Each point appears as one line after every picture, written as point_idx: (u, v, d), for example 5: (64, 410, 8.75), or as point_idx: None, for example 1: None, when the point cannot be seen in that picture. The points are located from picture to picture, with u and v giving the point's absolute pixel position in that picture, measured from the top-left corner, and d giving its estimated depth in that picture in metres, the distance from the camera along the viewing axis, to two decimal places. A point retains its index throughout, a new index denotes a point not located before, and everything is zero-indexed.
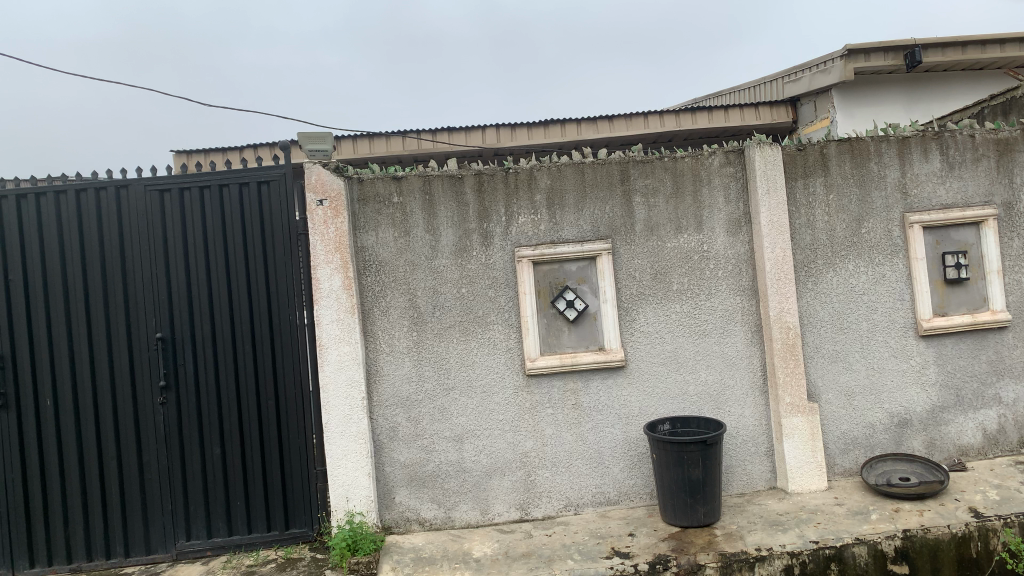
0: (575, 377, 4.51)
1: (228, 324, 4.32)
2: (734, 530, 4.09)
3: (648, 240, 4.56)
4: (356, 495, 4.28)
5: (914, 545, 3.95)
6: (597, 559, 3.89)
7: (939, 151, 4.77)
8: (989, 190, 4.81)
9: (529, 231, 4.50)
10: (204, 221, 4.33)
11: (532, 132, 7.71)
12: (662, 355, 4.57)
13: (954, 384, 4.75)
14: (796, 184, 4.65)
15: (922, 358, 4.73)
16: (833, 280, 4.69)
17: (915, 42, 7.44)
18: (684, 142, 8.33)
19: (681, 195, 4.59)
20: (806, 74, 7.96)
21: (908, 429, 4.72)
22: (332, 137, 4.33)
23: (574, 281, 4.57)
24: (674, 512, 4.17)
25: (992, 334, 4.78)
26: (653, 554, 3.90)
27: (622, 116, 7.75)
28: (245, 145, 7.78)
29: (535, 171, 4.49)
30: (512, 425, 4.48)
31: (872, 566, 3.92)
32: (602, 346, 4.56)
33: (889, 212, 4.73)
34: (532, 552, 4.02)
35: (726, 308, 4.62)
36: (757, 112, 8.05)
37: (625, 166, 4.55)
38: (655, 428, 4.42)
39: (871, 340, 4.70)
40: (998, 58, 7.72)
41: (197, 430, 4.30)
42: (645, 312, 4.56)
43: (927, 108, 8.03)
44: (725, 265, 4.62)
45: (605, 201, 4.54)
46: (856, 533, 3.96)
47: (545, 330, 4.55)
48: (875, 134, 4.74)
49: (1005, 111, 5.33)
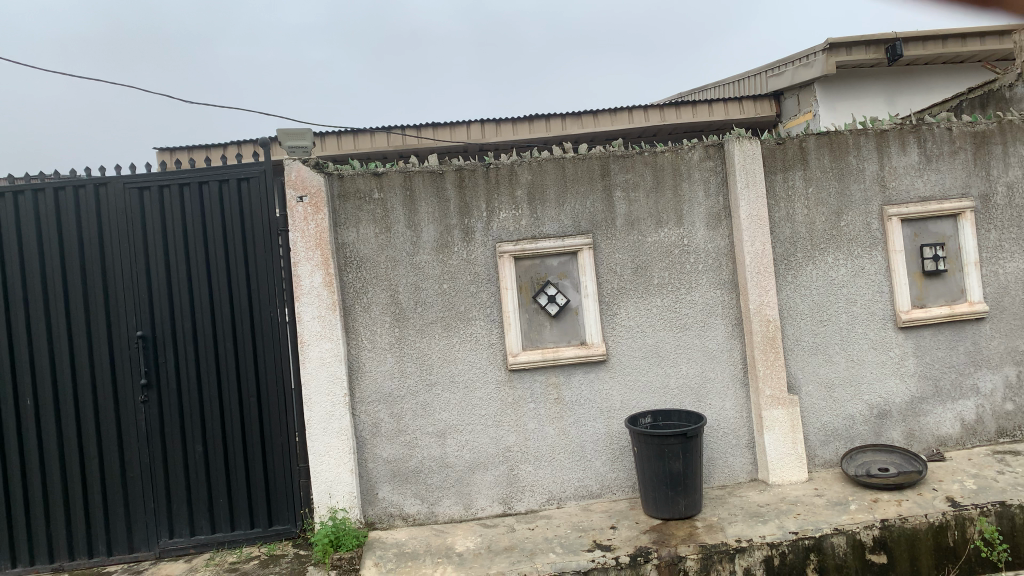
0: (557, 372, 4.53)
1: (209, 322, 4.31)
2: (715, 522, 4.12)
3: (629, 234, 4.58)
4: (339, 492, 4.30)
5: (892, 535, 4.00)
6: (578, 552, 3.91)
7: (917, 144, 4.81)
8: (967, 183, 4.85)
9: (511, 227, 4.51)
10: (184, 219, 4.32)
11: (517, 127, 7.71)
12: (643, 349, 4.59)
13: (933, 375, 4.80)
14: (775, 178, 4.68)
15: (901, 349, 4.77)
16: (812, 272, 4.72)
17: (896, 35, 7.48)
18: (667, 137, 8.34)
19: (662, 189, 4.61)
20: (789, 68, 7.98)
21: (888, 420, 4.76)
22: (312, 133, 4.32)
23: (556, 276, 4.58)
24: (655, 504, 4.19)
25: (970, 325, 4.82)
26: (634, 547, 3.92)
27: (606, 111, 7.77)
28: (228, 142, 7.74)
29: (516, 166, 4.50)
30: (495, 421, 4.50)
31: (851, 556, 3.96)
32: (584, 341, 4.58)
33: (867, 205, 4.77)
34: (514, 546, 4.04)
35: (706, 302, 4.64)
36: (741, 106, 8.08)
37: (606, 161, 4.56)
38: (637, 421, 4.44)
39: (850, 332, 4.74)
40: (979, 52, 7.77)
41: (180, 428, 4.30)
42: (626, 306, 4.58)
43: (908, 102, 8.08)
44: (706, 259, 4.65)
45: (586, 196, 4.56)
46: (835, 524, 4.00)
47: (527, 325, 4.56)
48: (854, 127, 4.77)
49: (983, 103, 5.38)
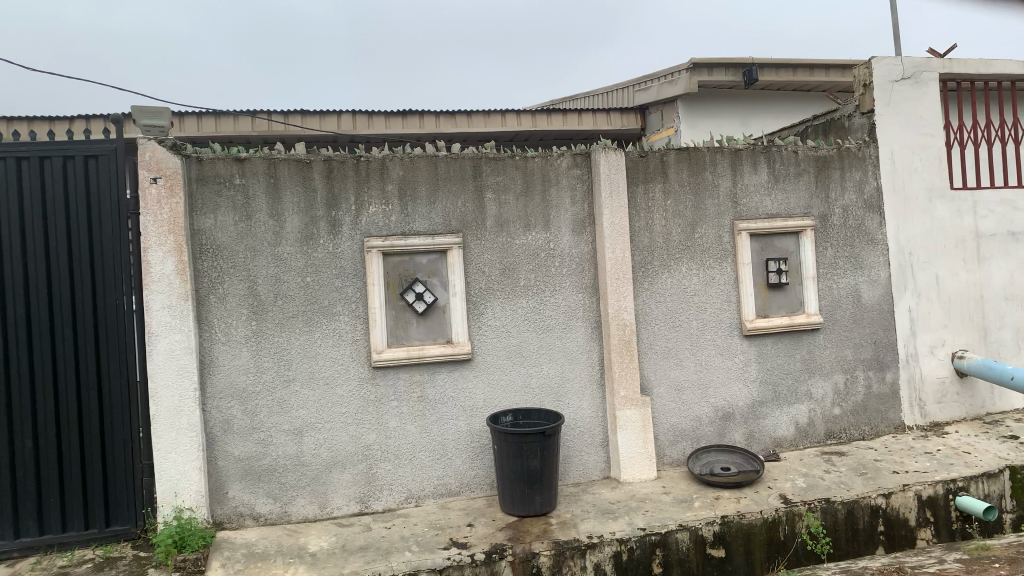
0: (420, 370, 4.51)
1: (45, 309, 4.00)
2: (568, 519, 4.24)
3: (498, 236, 4.64)
4: (185, 490, 4.09)
5: (730, 530, 4.25)
6: (434, 550, 3.91)
7: (766, 165, 5.14)
8: (808, 203, 5.24)
9: (379, 222, 4.45)
10: (20, 196, 3.99)
11: (388, 121, 7.62)
12: (507, 349, 4.65)
13: (772, 380, 5.14)
14: (637, 189, 4.87)
15: (745, 356, 5.09)
16: (668, 281, 4.95)
17: (752, 61, 7.97)
18: (538, 142, 8.49)
19: (531, 193, 4.69)
20: (654, 83, 8.31)
21: (731, 422, 5.06)
22: (169, 112, 4.12)
23: (423, 274, 4.57)
24: (512, 502, 4.26)
25: (806, 335, 5.20)
26: (489, 544, 3.96)
27: (479, 112, 7.82)
28: (74, 116, 7.20)
29: (386, 161, 4.45)
30: (355, 419, 4.43)
31: (693, 550, 4.18)
32: (449, 339, 4.58)
33: (720, 219, 5.05)
34: (369, 545, 3.99)
35: (568, 305, 4.77)
36: (608, 117, 8.35)
37: (477, 161, 4.59)
38: (497, 420, 4.49)
39: (700, 338, 5.00)
40: (824, 83, 8.40)
41: (6, 422, 3.96)
42: (492, 307, 4.63)
43: (761, 124, 8.62)
44: (570, 263, 4.77)
45: (457, 195, 4.57)
46: (680, 520, 4.21)
47: (392, 322, 4.51)
48: (711, 145, 5.04)
49: (825, 130, 5.83)
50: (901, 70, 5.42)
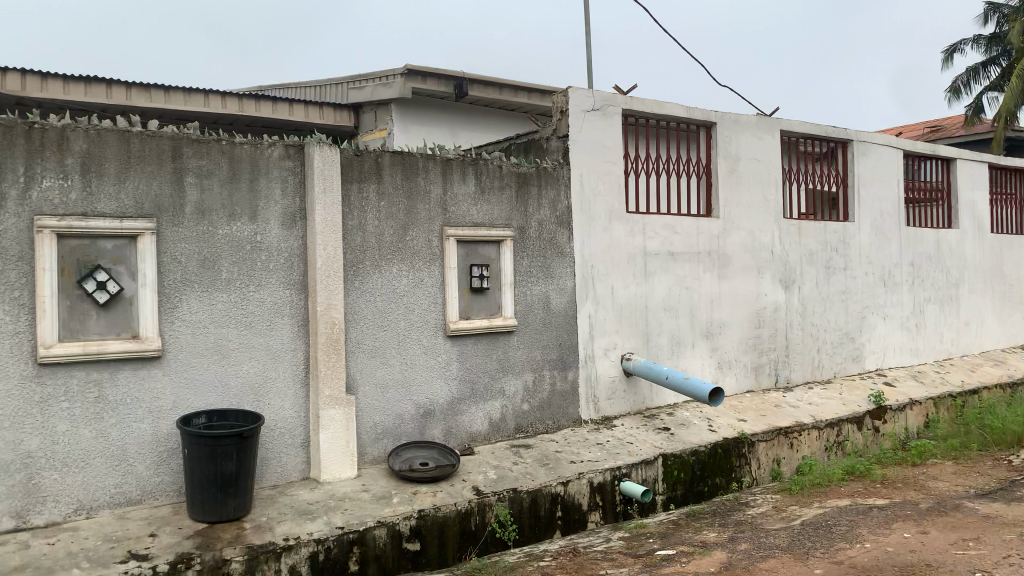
0: (100, 367, 4.07)
1: None
2: (263, 522, 4.09)
3: (199, 224, 4.35)
4: None
5: (425, 523, 4.40)
6: (108, 565, 3.56)
7: (474, 176, 5.42)
8: (509, 215, 5.61)
9: (55, 198, 3.94)
10: None
11: (69, 87, 6.77)
12: (204, 345, 4.37)
13: (470, 379, 5.42)
14: (350, 187, 4.86)
15: (447, 355, 5.31)
16: (377, 280, 4.99)
17: (463, 75, 8.36)
18: (245, 129, 8.09)
19: (238, 182, 4.47)
20: (369, 83, 8.29)
21: (430, 419, 5.23)
22: None
23: (107, 260, 4.12)
24: (201, 508, 4.00)
25: (502, 337, 5.57)
26: (175, 554, 3.70)
27: (179, 90, 7.26)
28: None
29: (67, 131, 3.97)
30: (13, 422, 3.86)
31: (389, 545, 4.26)
32: (137, 334, 4.19)
33: (430, 223, 5.22)
34: (26, 565, 3.50)
35: (274, 302, 4.61)
36: (320, 111, 8.22)
37: (178, 142, 4.28)
38: (189, 422, 4.20)
39: (405, 337, 5.12)
40: (526, 104, 9.05)
41: None
42: (189, 300, 4.33)
43: (469, 136, 9.05)
44: (277, 257, 4.62)
45: (152, 176, 4.21)
46: (378, 516, 4.27)
47: (66, 313, 4.01)
48: (424, 151, 5.20)
49: (526, 149, 6.32)
50: (592, 102, 6.03)
